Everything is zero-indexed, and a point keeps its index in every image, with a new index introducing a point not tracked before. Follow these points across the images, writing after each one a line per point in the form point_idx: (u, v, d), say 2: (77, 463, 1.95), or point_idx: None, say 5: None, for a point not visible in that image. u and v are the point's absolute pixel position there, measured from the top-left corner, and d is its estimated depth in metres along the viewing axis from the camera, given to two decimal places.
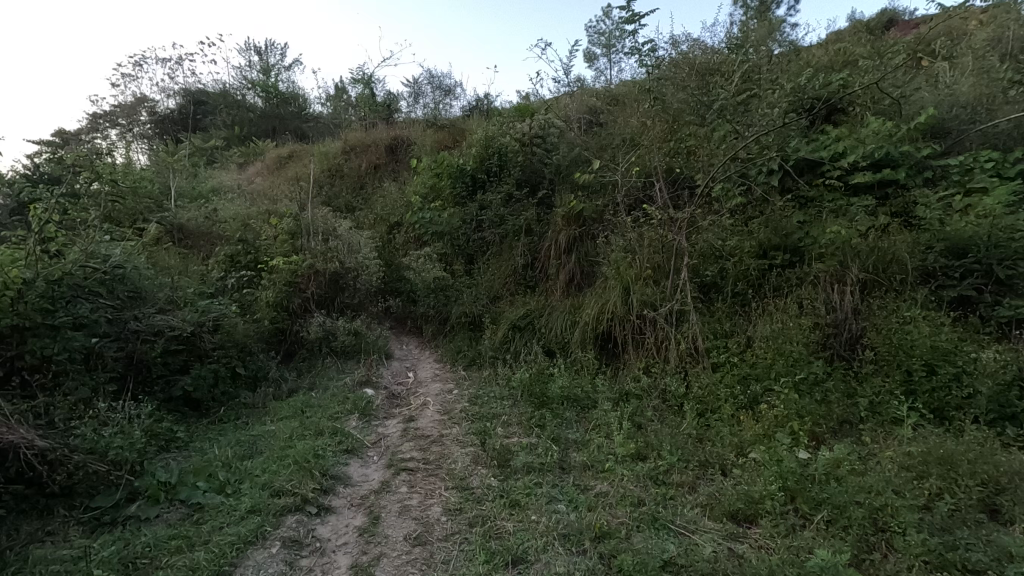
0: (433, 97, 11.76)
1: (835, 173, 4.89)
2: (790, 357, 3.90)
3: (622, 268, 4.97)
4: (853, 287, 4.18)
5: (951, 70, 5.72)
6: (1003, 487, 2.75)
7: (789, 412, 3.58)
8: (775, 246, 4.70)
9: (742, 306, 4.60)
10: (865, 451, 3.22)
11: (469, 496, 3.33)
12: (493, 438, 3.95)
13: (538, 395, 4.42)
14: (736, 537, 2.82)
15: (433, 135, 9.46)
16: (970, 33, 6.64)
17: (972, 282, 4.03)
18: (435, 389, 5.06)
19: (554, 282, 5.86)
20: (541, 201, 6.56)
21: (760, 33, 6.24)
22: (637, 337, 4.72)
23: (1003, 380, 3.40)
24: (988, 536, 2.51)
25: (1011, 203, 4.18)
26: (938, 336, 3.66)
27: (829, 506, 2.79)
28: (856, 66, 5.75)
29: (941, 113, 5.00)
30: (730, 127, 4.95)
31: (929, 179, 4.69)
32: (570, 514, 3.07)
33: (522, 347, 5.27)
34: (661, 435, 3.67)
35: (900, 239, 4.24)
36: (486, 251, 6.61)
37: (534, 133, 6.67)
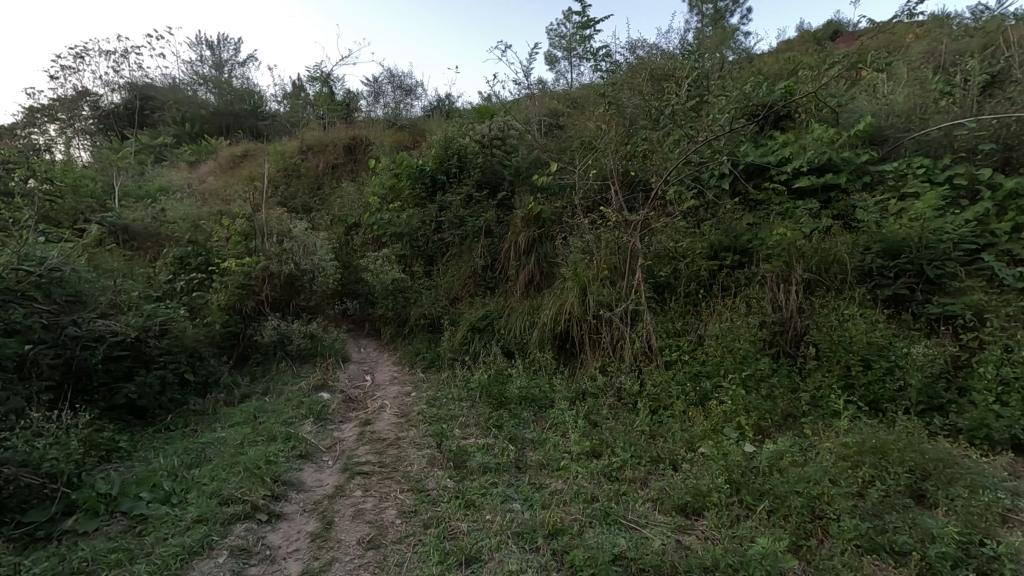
0: (393, 97, 11.64)
1: (781, 178, 5.10)
2: (738, 354, 4.05)
3: (579, 269, 5.05)
4: (798, 287, 4.38)
5: (889, 81, 6.03)
6: (929, 473, 2.93)
7: (736, 407, 3.72)
8: (725, 247, 4.87)
9: (694, 306, 4.75)
10: (805, 443, 3.37)
11: (424, 498, 3.33)
12: (450, 440, 3.95)
13: (496, 395, 4.44)
14: (684, 529, 2.91)
15: (393, 136, 9.37)
16: (908, 46, 7.02)
17: (905, 282, 4.28)
18: (394, 391, 5.02)
19: (513, 283, 5.91)
20: (501, 202, 6.58)
21: (713, 41, 6.43)
22: (594, 337, 4.81)
23: (931, 374, 3.62)
24: (914, 519, 2.68)
25: (940, 206, 4.45)
26: (874, 332, 3.86)
27: (771, 497, 2.92)
28: (803, 75, 5.99)
29: (879, 121, 5.27)
30: (682, 132, 5.09)
31: (867, 184, 4.94)
32: (524, 512, 3.11)
33: (481, 347, 5.28)
34: (615, 432, 3.75)
35: (841, 241, 4.46)
36: (445, 252, 6.60)
37: (493, 134, 6.68)
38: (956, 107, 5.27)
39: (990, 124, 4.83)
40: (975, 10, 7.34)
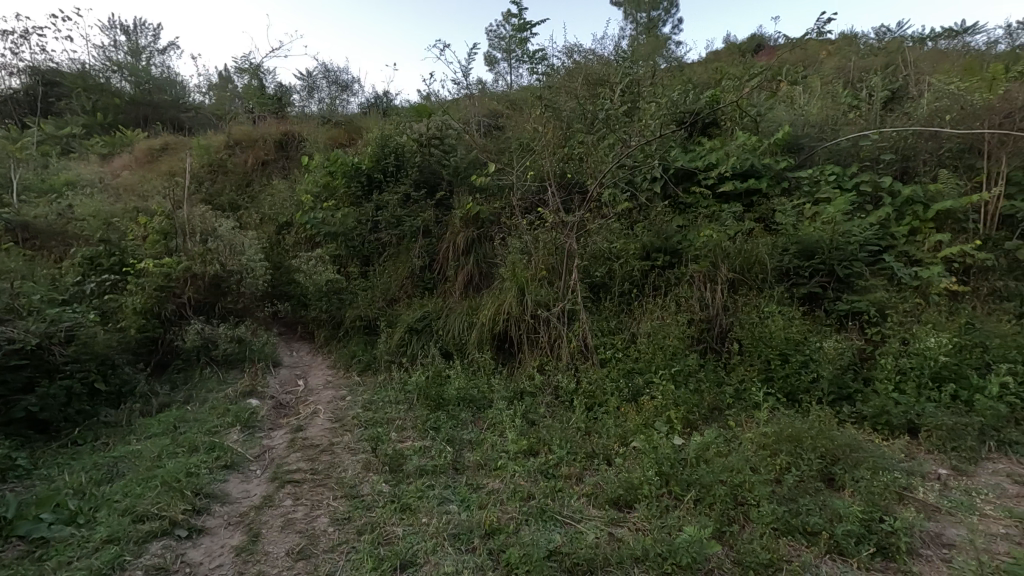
0: (329, 93, 11.29)
1: (708, 182, 5.36)
2: (668, 351, 4.22)
3: (517, 269, 5.08)
4: (723, 286, 4.61)
5: (804, 93, 6.46)
6: (837, 458, 3.16)
7: (666, 402, 3.86)
8: (656, 248, 5.06)
9: (628, 305, 4.89)
10: (730, 434, 3.55)
11: (358, 504, 3.25)
12: (386, 443, 3.87)
13: (434, 397, 4.39)
14: (616, 522, 2.99)
15: (328, 132, 9.08)
16: (821, 62, 7.55)
17: (818, 281, 4.60)
18: (327, 396, 4.87)
19: (452, 284, 5.87)
20: (439, 202, 6.52)
21: (646, 49, 6.66)
22: (532, 336, 4.85)
23: (840, 366, 3.92)
24: (824, 501, 2.89)
25: (848, 211, 4.81)
26: (790, 328, 4.13)
27: (697, 487, 3.05)
28: (728, 84, 6.31)
29: (795, 131, 5.63)
30: (616, 136, 5.24)
31: (786, 189, 5.28)
32: (461, 514, 3.10)
33: (419, 349, 5.22)
34: (552, 430, 3.81)
35: (762, 242, 4.74)
36: (382, 252, 6.47)
37: (431, 134, 6.61)
38: (862, 120, 5.72)
39: (891, 136, 5.28)
40: (879, 32, 8.00)
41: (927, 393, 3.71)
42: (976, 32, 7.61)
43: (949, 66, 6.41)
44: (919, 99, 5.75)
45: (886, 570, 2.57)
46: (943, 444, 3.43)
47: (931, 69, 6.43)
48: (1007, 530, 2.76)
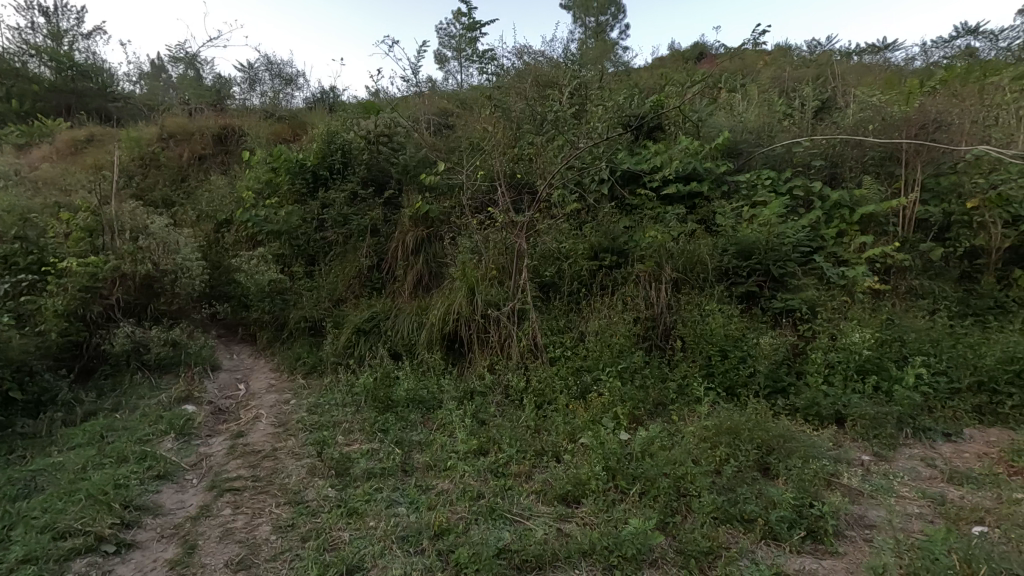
0: (272, 86, 10.77)
1: (653, 184, 5.54)
2: (615, 348, 4.33)
3: (468, 269, 5.07)
4: (667, 285, 4.76)
5: (743, 101, 6.76)
6: (772, 448, 3.33)
7: (613, 398, 3.95)
8: (604, 248, 5.18)
9: (577, 304, 4.97)
10: (673, 429, 3.67)
11: (302, 510, 3.15)
12: (332, 447, 3.78)
13: (382, 398, 4.32)
14: (565, 518, 3.04)
15: (270, 127, 8.77)
16: (758, 71, 7.93)
17: (755, 280, 4.83)
18: (270, 400, 4.71)
19: (401, 283, 5.79)
20: (388, 201, 6.41)
21: (595, 53, 6.77)
22: (482, 336, 4.85)
23: (775, 361, 4.12)
24: (759, 489, 3.03)
25: (783, 214, 5.07)
26: (729, 326, 4.32)
27: (642, 480, 3.13)
28: (672, 90, 6.51)
29: (734, 136, 5.89)
30: (565, 138, 5.32)
31: (726, 192, 5.53)
32: (410, 515, 3.07)
33: (368, 350, 5.12)
34: (502, 429, 3.82)
35: (703, 243, 4.93)
36: (328, 252, 6.30)
37: (380, 131, 6.49)
38: (795, 127, 6.04)
39: (821, 143, 5.61)
40: (811, 45, 8.46)
41: (853, 385, 3.96)
42: (896, 49, 8.17)
43: (871, 79, 6.87)
44: (845, 110, 6.13)
45: (816, 552, 2.72)
46: (867, 431, 3.67)
47: (856, 82, 6.87)
48: (921, 510, 2.98)
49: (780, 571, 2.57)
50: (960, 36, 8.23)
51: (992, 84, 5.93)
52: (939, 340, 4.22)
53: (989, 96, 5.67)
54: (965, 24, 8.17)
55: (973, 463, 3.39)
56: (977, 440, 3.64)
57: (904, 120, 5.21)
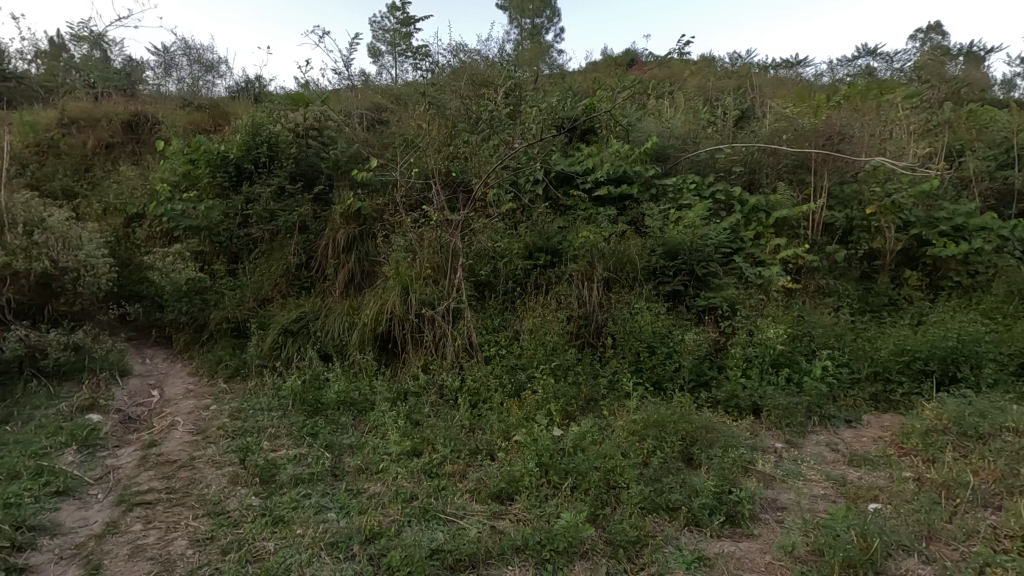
0: (190, 72, 10.11)
1: (585, 186, 5.69)
2: (549, 346, 4.41)
3: (401, 268, 4.98)
4: (598, 284, 4.90)
5: (670, 107, 7.07)
6: (695, 439, 3.50)
7: (547, 395, 4.01)
8: (539, 248, 5.24)
9: (512, 303, 5.01)
10: (603, 423, 3.78)
11: (222, 521, 3.00)
12: (255, 454, 3.61)
13: (311, 402, 4.17)
14: (498, 515, 3.06)
15: (188, 116, 8.24)
16: (685, 79, 8.33)
17: (680, 280, 5.06)
18: (187, 406, 4.43)
19: (331, 282, 5.61)
20: (318, 197, 6.18)
21: (530, 55, 6.84)
22: (416, 336, 4.78)
23: (698, 356, 4.34)
24: (683, 478, 3.18)
25: (706, 217, 5.35)
26: (656, 323, 4.51)
27: (574, 474, 3.20)
28: (604, 94, 6.69)
29: (662, 142, 6.14)
30: (500, 138, 5.33)
31: (654, 195, 5.76)
32: (340, 521, 2.98)
33: (296, 352, 4.92)
34: (436, 429, 3.79)
35: (633, 243, 5.11)
36: (253, 249, 5.99)
37: (309, 124, 6.24)
38: (717, 134, 6.38)
39: (741, 151, 5.95)
40: (732, 57, 8.96)
41: (768, 377, 4.24)
42: (807, 65, 8.81)
43: (785, 92, 7.38)
44: (762, 120, 6.53)
45: (733, 535, 2.90)
46: (780, 421, 3.94)
47: (771, 94, 7.35)
48: (826, 491, 3.24)
49: (702, 556, 2.72)
50: (861, 56, 8.98)
51: (887, 101, 6.53)
52: (842, 334, 4.59)
53: (884, 112, 6.23)
54: (865, 45, 8.93)
55: (870, 446, 3.71)
56: (874, 425, 3.99)
57: (813, 131, 5.62)
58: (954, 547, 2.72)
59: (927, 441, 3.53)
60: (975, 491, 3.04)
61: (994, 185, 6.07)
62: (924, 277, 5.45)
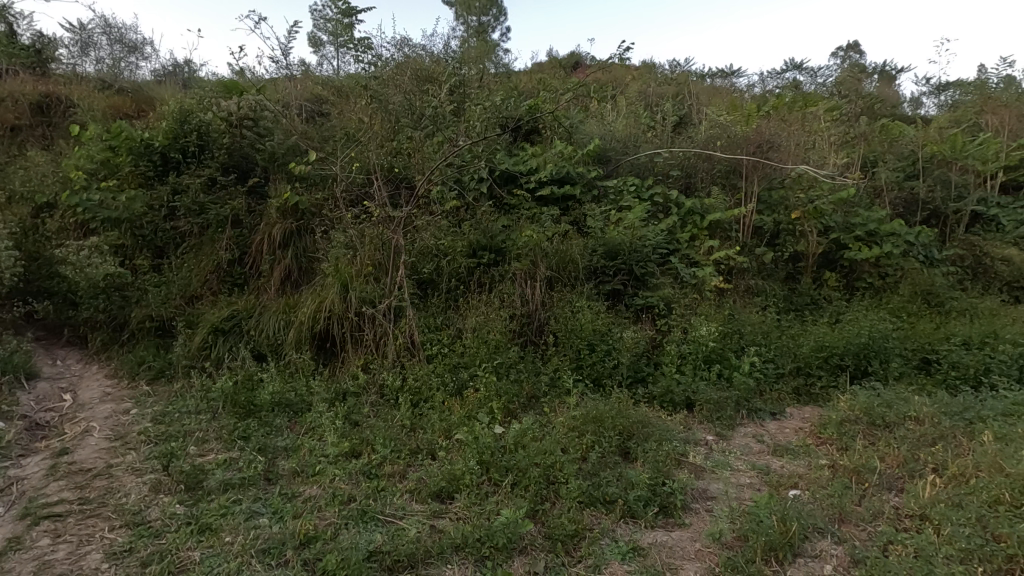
0: (110, 53, 9.32)
1: (529, 186, 5.75)
2: (492, 344, 4.42)
3: (341, 265, 4.86)
4: (541, 283, 4.96)
5: (612, 111, 7.27)
6: (632, 434, 3.61)
7: (488, 393, 4.02)
8: (482, 246, 5.24)
9: (455, 302, 4.99)
10: (544, 420, 3.83)
11: (143, 532, 2.83)
12: (181, 459, 3.42)
13: (243, 403, 3.99)
14: (439, 514, 3.04)
15: (107, 100, 7.68)
16: (627, 83, 8.58)
17: (620, 279, 5.21)
18: (104, 411, 4.14)
19: (266, 279, 5.40)
20: (252, 189, 5.91)
21: (476, 50, 6.81)
22: (356, 335, 4.68)
23: (636, 353, 4.49)
24: (620, 472, 3.28)
25: (644, 218, 5.53)
26: (596, 321, 4.62)
27: (514, 471, 3.23)
28: (549, 95, 6.78)
29: (604, 144, 6.30)
30: (445, 135, 5.28)
31: (596, 196, 5.89)
32: (272, 527, 2.88)
33: (227, 352, 4.69)
34: (375, 429, 3.72)
35: (575, 244, 5.21)
36: (180, 243, 5.67)
37: (243, 114, 5.95)
38: (656, 138, 6.61)
39: (678, 155, 6.19)
40: (671, 65, 9.28)
41: (700, 373, 4.44)
42: (740, 75, 9.27)
43: (720, 100, 7.74)
44: (698, 126, 6.81)
45: (666, 525, 3.01)
46: (711, 415, 4.12)
47: (707, 102, 7.67)
48: (751, 480, 3.42)
49: (637, 546, 2.82)
50: (789, 69, 9.52)
51: (810, 113, 6.96)
52: (769, 332, 4.86)
53: (808, 123, 6.63)
54: (792, 60, 9.48)
55: (792, 437, 3.96)
56: (796, 417, 4.26)
57: (744, 139, 5.90)
58: (862, 527, 2.95)
59: (841, 431, 3.80)
60: (881, 475, 3.30)
61: (902, 195, 6.61)
62: (842, 279, 5.86)
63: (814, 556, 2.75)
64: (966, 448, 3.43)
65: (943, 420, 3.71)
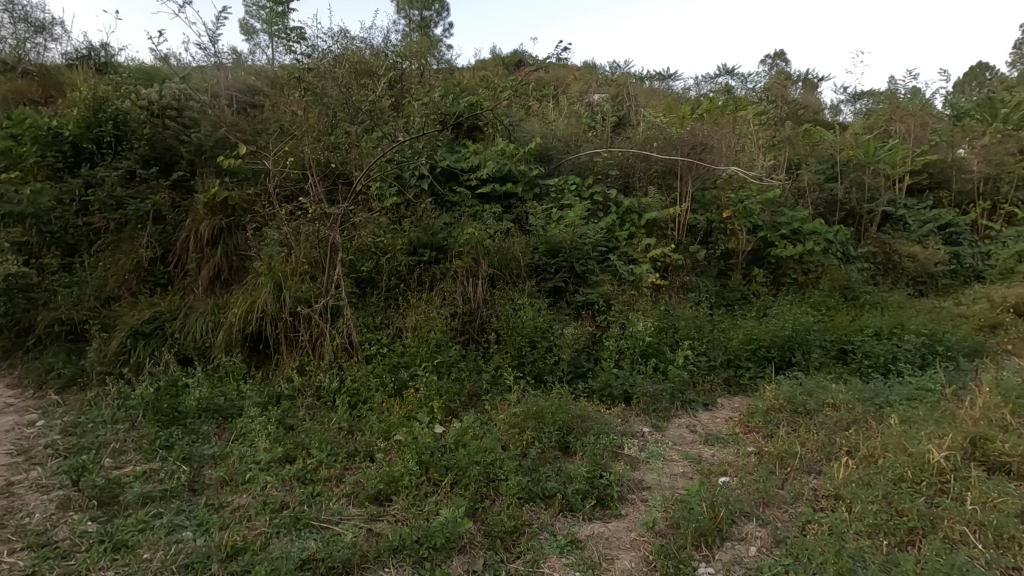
0: (14, 32, 8.43)
1: (471, 183, 5.73)
2: (433, 343, 4.38)
3: (274, 264, 4.66)
4: (483, 280, 4.95)
5: (554, 110, 7.35)
6: (571, 428, 3.67)
7: (429, 393, 3.98)
8: (423, 244, 5.17)
9: (395, 301, 4.90)
10: (485, 418, 3.82)
11: (47, 554, 2.63)
12: (94, 473, 3.19)
13: (167, 410, 3.77)
14: (376, 517, 2.99)
15: (11, 84, 7.05)
16: (569, 83, 8.71)
17: (561, 276, 5.29)
18: (6, 424, 3.80)
19: (193, 278, 5.11)
20: (176, 183, 5.57)
21: (419, 42, 6.68)
22: (291, 336, 4.52)
23: (576, 349, 4.56)
24: (559, 467, 3.33)
25: (585, 216, 5.64)
26: (537, 318, 4.67)
27: (454, 470, 3.21)
28: (492, 93, 6.77)
29: (545, 143, 6.38)
30: (384, 129, 5.15)
31: (538, 194, 5.97)
32: (196, 540, 2.73)
33: (148, 356, 4.41)
34: (311, 433, 3.61)
35: (517, 241, 5.23)
36: (95, 240, 5.27)
37: (165, 103, 5.58)
38: (597, 138, 6.74)
39: (617, 155, 6.35)
40: (612, 66, 9.50)
41: (638, 367, 4.57)
42: (677, 78, 9.60)
43: (658, 102, 8.00)
44: (636, 127, 6.98)
45: (604, 516, 3.09)
46: (647, 407, 4.24)
47: (645, 103, 7.88)
48: (684, 469, 3.56)
49: (574, 539, 2.87)
50: (722, 74, 9.95)
51: (740, 116, 7.29)
52: (701, 326, 5.06)
53: (739, 126, 6.93)
54: (725, 65, 9.91)
55: (722, 426, 4.14)
56: (726, 407, 4.46)
57: (680, 140, 6.10)
58: (784, 509, 3.12)
59: (767, 419, 4.01)
60: (802, 459, 3.51)
61: (823, 195, 7.05)
62: (769, 275, 6.19)
63: (740, 539, 2.90)
64: (875, 431, 3.71)
65: (856, 406, 3.99)
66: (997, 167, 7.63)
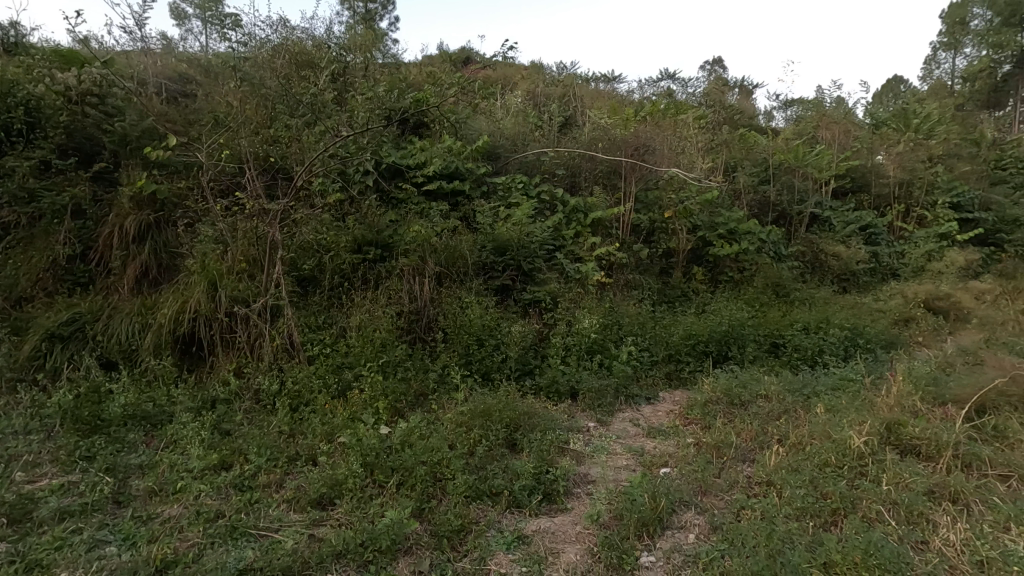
0: None
1: (417, 180, 5.65)
2: (378, 342, 4.30)
3: (208, 261, 4.44)
4: (429, 278, 4.90)
5: (501, 108, 7.37)
6: (518, 425, 3.69)
7: (374, 393, 3.91)
8: (368, 241, 5.06)
9: (339, 300, 4.78)
10: (432, 418, 3.79)
11: None
12: (3, 488, 2.94)
13: (88, 419, 3.52)
14: (318, 522, 2.90)
15: None
16: (516, 82, 8.74)
17: (508, 275, 5.32)
18: None
19: (117, 277, 4.80)
20: (98, 175, 5.21)
21: (363, 35, 6.53)
22: (227, 337, 4.32)
23: (523, 347, 4.60)
24: (506, 464, 3.34)
25: (531, 214, 5.68)
26: (484, 317, 4.67)
27: (399, 471, 3.16)
28: (439, 90, 6.70)
29: (492, 141, 6.39)
30: (327, 123, 4.99)
31: (485, 192, 5.97)
32: (121, 555, 2.57)
33: (66, 361, 4.10)
34: (249, 437, 3.46)
35: (464, 239, 5.20)
36: (4, 235, 4.85)
37: (85, 88, 5.20)
38: (544, 137, 6.80)
39: (564, 155, 6.44)
40: (558, 67, 9.61)
41: (583, 363, 4.65)
42: (621, 81, 9.83)
43: (603, 104, 8.16)
44: (582, 128, 7.09)
45: (550, 511, 3.13)
46: (593, 402, 4.33)
47: (590, 105, 8.02)
48: (627, 461, 3.65)
49: (521, 535, 2.90)
50: (663, 78, 10.25)
51: (681, 120, 7.54)
52: (644, 322, 5.21)
53: (679, 129, 7.17)
54: (666, 69, 10.22)
55: (663, 419, 4.28)
56: (667, 400, 4.61)
57: (623, 142, 6.25)
58: (721, 496, 3.26)
59: (705, 411, 4.18)
60: (737, 448, 3.68)
61: (757, 197, 7.41)
62: (707, 273, 6.45)
63: (679, 528, 3.01)
64: (803, 420, 3.93)
65: (786, 397, 4.22)
66: (910, 173, 8.26)
